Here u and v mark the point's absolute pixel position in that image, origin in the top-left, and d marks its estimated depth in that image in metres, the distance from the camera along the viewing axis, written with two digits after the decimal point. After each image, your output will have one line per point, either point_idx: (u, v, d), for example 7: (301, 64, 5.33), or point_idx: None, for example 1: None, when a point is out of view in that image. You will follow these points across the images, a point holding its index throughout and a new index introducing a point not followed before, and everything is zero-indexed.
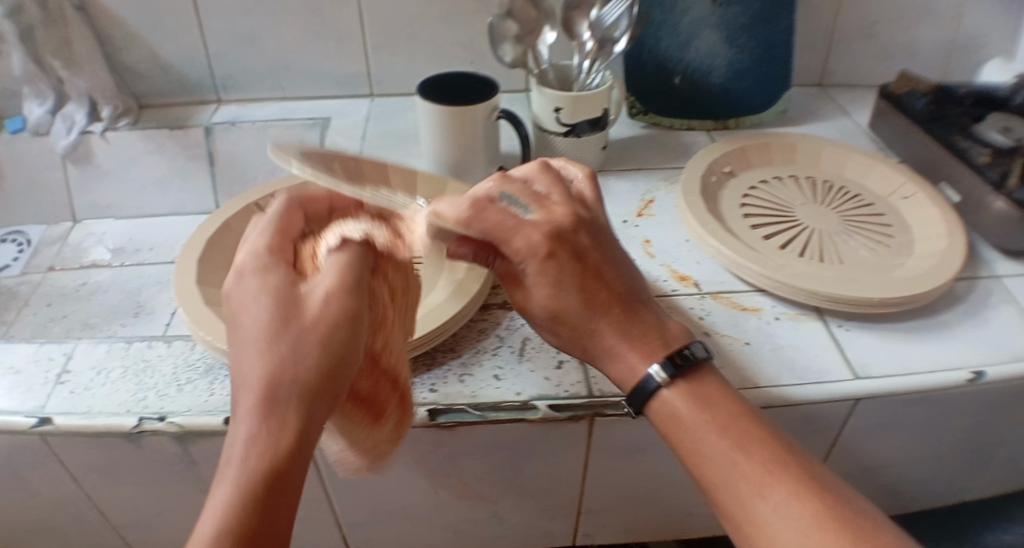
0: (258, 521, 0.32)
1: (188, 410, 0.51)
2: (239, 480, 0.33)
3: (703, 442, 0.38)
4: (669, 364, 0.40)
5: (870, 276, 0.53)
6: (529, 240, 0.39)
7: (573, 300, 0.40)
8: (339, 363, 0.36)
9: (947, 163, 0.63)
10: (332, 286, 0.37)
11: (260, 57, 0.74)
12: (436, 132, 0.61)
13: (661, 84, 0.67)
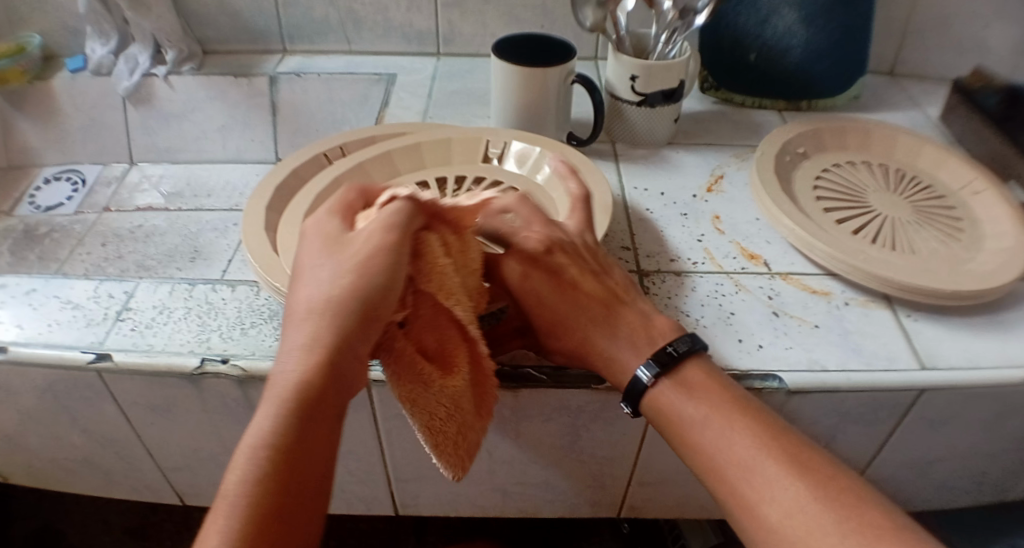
0: (291, 439, 0.34)
1: (251, 354, 0.52)
2: (280, 401, 0.35)
3: (690, 431, 0.39)
4: (654, 362, 0.41)
5: (943, 270, 0.53)
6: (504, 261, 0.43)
7: (558, 315, 0.43)
8: (365, 301, 0.36)
9: (1018, 160, 0.62)
10: (375, 229, 0.38)
11: (329, 6, 0.73)
12: (511, 92, 0.61)
13: (737, 60, 0.65)
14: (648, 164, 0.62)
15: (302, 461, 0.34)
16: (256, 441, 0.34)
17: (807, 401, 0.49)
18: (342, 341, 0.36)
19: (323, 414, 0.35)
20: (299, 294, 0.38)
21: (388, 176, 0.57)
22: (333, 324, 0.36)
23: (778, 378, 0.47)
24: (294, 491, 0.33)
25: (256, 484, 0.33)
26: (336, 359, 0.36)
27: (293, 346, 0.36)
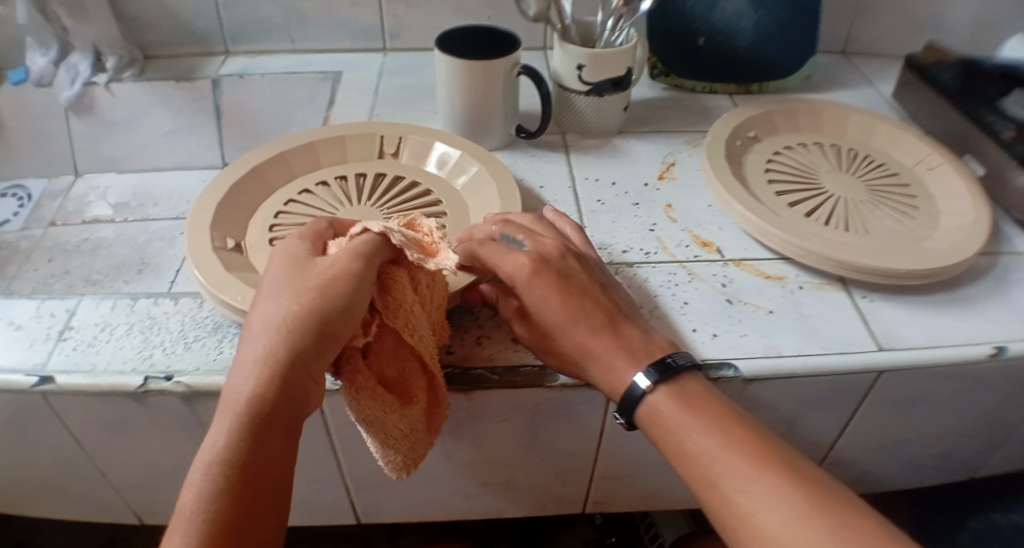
0: (248, 447, 0.36)
1: (195, 370, 0.50)
2: (238, 408, 0.36)
3: (688, 441, 0.39)
4: (653, 370, 0.41)
5: (898, 248, 0.52)
6: (515, 259, 0.43)
7: (562, 318, 0.42)
8: (327, 321, 0.38)
9: (973, 135, 0.62)
10: (340, 257, 0.40)
11: (271, 5, 0.71)
12: (455, 86, 0.59)
13: (686, 45, 0.64)
14: (600, 154, 0.61)
15: (254, 478, 0.36)
16: (213, 454, 0.36)
17: (765, 388, 0.48)
18: (295, 360, 0.37)
19: (276, 432, 0.37)
20: (258, 313, 0.39)
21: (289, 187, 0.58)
22: (289, 343, 0.37)
23: (734, 366, 0.46)
24: (248, 506, 0.35)
25: (213, 495, 0.35)
26: (290, 377, 0.37)
27: (248, 361, 0.38)
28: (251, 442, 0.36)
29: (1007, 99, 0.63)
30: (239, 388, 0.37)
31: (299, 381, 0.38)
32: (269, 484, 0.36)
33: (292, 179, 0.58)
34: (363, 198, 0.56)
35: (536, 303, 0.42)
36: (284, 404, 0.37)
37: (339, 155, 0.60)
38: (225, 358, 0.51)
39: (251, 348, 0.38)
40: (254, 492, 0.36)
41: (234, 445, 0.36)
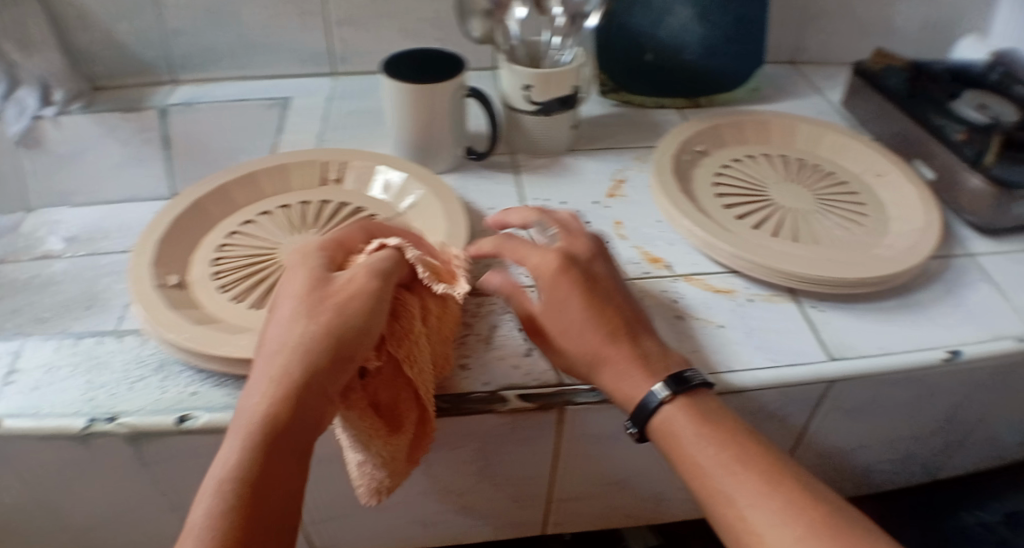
0: (258, 470, 0.33)
1: (139, 410, 0.49)
2: (247, 428, 0.34)
3: (701, 457, 0.38)
4: (669, 382, 0.41)
5: (843, 256, 0.52)
6: (541, 257, 0.44)
7: (580, 315, 0.42)
8: (347, 339, 0.37)
9: (921, 140, 0.62)
10: (362, 275, 0.40)
11: (217, 33, 0.70)
12: (401, 111, 0.58)
13: (635, 61, 0.64)
14: (550, 173, 0.61)
15: (265, 500, 0.32)
16: (220, 473, 0.32)
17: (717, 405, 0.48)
18: (314, 377, 0.35)
19: (290, 452, 0.34)
20: (271, 330, 0.37)
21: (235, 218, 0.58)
22: (307, 360, 0.35)
23: None
24: (258, 531, 0.32)
25: (220, 517, 0.31)
26: (307, 394, 0.35)
27: (261, 378, 0.35)
28: (262, 461, 0.33)
29: (956, 102, 0.65)
30: (250, 405, 0.34)
31: (318, 400, 0.35)
32: (281, 508, 0.33)
33: (233, 210, 0.59)
34: (310, 226, 0.56)
35: (558, 300, 0.43)
36: (298, 422, 0.34)
37: (283, 184, 0.60)
38: (168, 397, 0.50)
39: (263, 365, 0.36)
40: (265, 515, 0.32)
41: (246, 463, 0.33)
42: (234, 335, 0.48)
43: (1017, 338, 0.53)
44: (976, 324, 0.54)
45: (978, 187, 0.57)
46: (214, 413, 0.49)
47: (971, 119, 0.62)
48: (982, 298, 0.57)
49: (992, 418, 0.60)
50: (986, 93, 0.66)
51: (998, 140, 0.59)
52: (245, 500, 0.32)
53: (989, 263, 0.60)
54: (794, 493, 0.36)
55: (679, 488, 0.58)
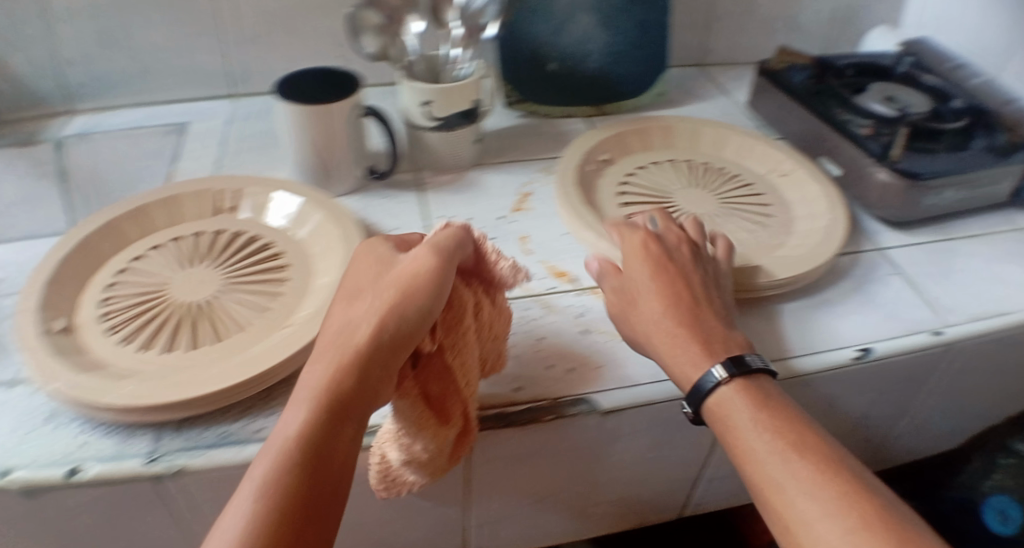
0: (321, 435, 0.35)
1: (33, 463, 0.45)
2: (314, 396, 0.36)
3: (754, 439, 0.39)
4: (726, 364, 0.42)
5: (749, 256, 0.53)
6: (639, 239, 0.49)
7: (657, 287, 0.46)
8: (405, 318, 0.40)
9: (827, 136, 0.62)
10: (422, 254, 0.42)
11: (113, 59, 0.69)
12: (297, 133, 0.56)
13: (536, 69, 0.63)
14: (454, 191, 0.60)
15: (325, 462, 0.34)
16: (288, 433, 0.35)
17: (624, 419, 0.49)
18: (375, 349, 0.38)
19: (352, 419, 0.36)
20: (337, 314, 0.41)
21: (126, 253, 0.56)
22: (371, 335, 0.38)
23: (590, 401, 0.48)
24: (317, 488, 0.33)
25: (284, 472, 0.33)
26: (367, 365, 0.38)
27: (328, 352, 0.38)
28: (327, 426, 0.35)
29: (861, 97, 0.64)
30: (314, 375, 0.37)
31: (375, 371, 0.38)
32: (338, 472, 0.35)
33: (125, 247, 0.56)
34: (203, 259, 0.55)
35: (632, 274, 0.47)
36: (359, 392, 0.37)
37: (175, 216, 0.59)
38: (62, 446, 0.46)
39: (329, 340, 0.39)
40: (325, 475, 0.34)
41: (312, 425, 0.35)
42: (123, 381, 0.45)
43: (930, 332, 0.53)
44: (890, 321, 0.54)
45: (885, 180, 0.57)
46: (105, 464, 0.45)
47: (877, 111, 0.62)
48: (895, 292, 0.57)
49: (910, 409, 0.60)
50: (893, 85, 0.67)
51: (902, 130, 0.58)
52: (308, 459, 0.34)
53: (899, 256, 0.60)
54: (832, 478, 0.36)
55: (601, 503, 0.57)
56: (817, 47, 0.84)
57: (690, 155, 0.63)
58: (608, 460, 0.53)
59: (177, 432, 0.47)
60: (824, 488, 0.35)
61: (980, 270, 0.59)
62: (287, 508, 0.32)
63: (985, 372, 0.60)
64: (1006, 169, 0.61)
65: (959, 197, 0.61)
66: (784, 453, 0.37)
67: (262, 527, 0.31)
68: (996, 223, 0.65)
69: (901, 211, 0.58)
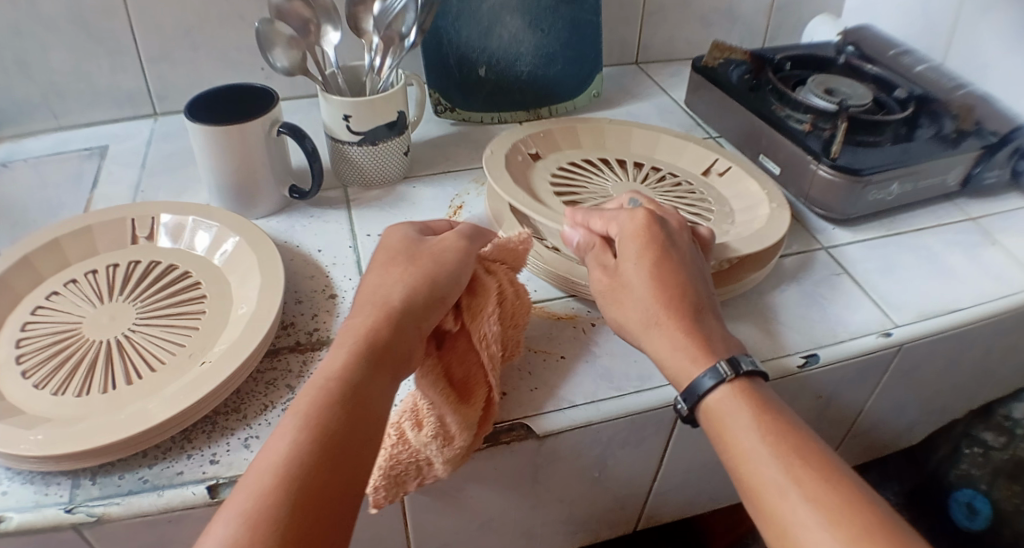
0: (359, 371, 0.38)
1: None
2: (350, 342, 0.40)
3: (754, 442, 0.37)
4: (718, 369, 0.40)
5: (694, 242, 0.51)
6: (647, 223, 0.47)
7: (662, 277, 0.44)
8: (434, 284, 0.44)
9: (764, 134, 0.61)
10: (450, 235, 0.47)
11: (26, 83, 0.67)
12: (213, 157, 0.55)
13: (467, 75, 0.67)
14: (385, 205, 0.61)
15: (362, 400, 0.37)
16: (328, 374, 0.38)
17: (563, 441, 0.48)
18: (405, 313, 0.42)
19: (387, 368, 0.39)
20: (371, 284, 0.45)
21: (37, 289, 0.54)
22: (404, 297, 0.42)
23: (525, 426, 0.46)
24: (353, 413, 0.36)
25: (323, 402, 0.36)
26: (399, 325, 0.41)
27: (365, 309, 0.42)
28: (365, 364, 0.38)
29: (800, 92, 0.62)
30: (351, 332, 0.41)
31: (410, 330, 0.41)
32: (373, 411, 0.37)
33: (39, 285, 0.54)
34: (118, 293, 0.53)
35: (628, 261, 0.45)
36: (394, 347, 0.40)
37: (90, 249, 0.57)
38: None
39: (364, 305, 0.43)
40: (361, 408, 0.36)
41: (348, 369, 0.38)
42: (34, 428, 0.43)
43: (879, 334, 0.52)
44: (837, 323, 0.53)
45: (826, 178, 0.56)
46: (24, 513, 0.42)
47: (817, 105, 0.60)
48: (842, 294, 0.55)
49: (868, 408, 0.59)
50: (833, 76, 0.65)
51: (842, 124, 0.56)
52: (344, 393, 0.37)
53: (844, 254, 0.59)
54: (813, 486, 0.35)
55: (549, 523, 0.56)
56: (746, 40, 0.85)
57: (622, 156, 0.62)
58: (551, 482, 0.51)
59: (93, 479, 0.44)
60: (812, 495, 0.34)
61: (929, 264, 0.58)
62: (327, 435, 0.34)
63: (940, 369, 0.59)
64: (955, 159, 0.59)
65: (905, 190, 0.59)
66: (776, 458, 0.36)
67: (303, 447, 0.34)
68: (947, 215, 0.63)
69: (844, 207, 0.57)
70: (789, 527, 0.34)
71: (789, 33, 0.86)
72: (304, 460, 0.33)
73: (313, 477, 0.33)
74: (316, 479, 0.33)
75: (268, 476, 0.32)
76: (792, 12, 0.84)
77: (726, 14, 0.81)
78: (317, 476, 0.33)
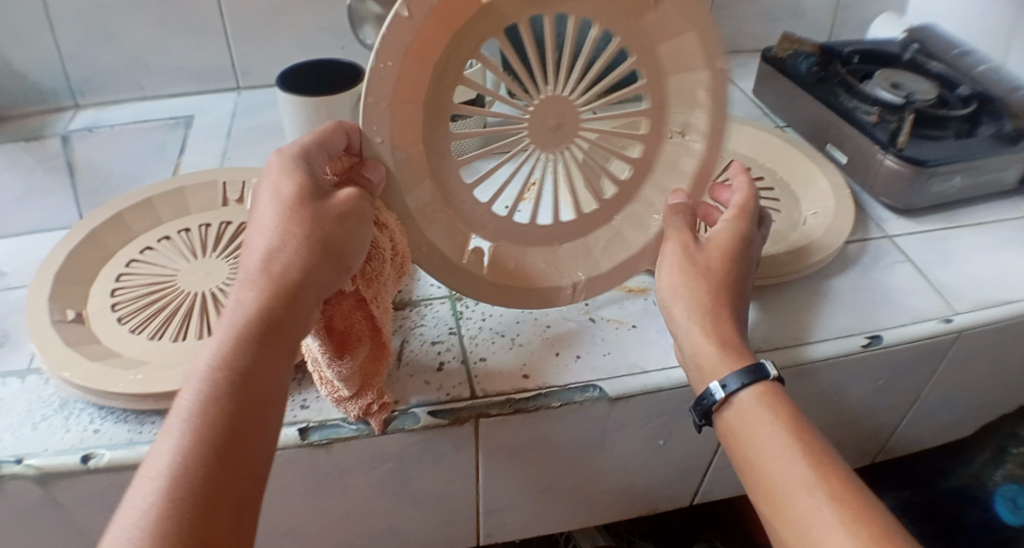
0: (251, 360, 0.35)
1: (45, 451, 0.44)
2: (236, 325, 0.35)
3: (771, 458, 0.39)
4: (745, 371, 0.42)
5: (582, 230, 0.49)
6: (747, 222, 0.48)
7: (735, 270, 0.46)
8: (333, 255, 0.39)
9: (832, 126, 0.64)
10: (350, 193, 0.39)
11: (115, 55, 0.70)
12: (302, 124, 0.57)
13: None
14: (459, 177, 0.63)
15: (254, 391, 0.34)
16: (217, 361, 0.34)
17: (633, 407, 0.49)
18: (305, 285, 0.37)
19: (281, 347, 0.36)
20: (257, 237, 0.38)
21: (127, 243, 0.57)
22: (299, 272, 0.37)
23: (598, 387, 0.48)
24: (245, 407, 0.34)
25: (210, 399, 0.33)
26: (299, 300, 0.37)
27: (252, 281, 0.37)
28: (254, 352, 0.35)
29: (867, 85, 0.66)
30: (241, 307, 0.36)
31: (304, 308, 0.37)
32: (267, 401, 0.35)
33: (131, 241, 0.57)
34: (210, 249, 0.56)
35: (713, 259, 0.46)
36: (291, 325, 0.37)
37: (179, 208, 0.60)
38: (72, 437, 0.45)
39: (253, 267, 0.37)
40: (252, 400, 0.34)
41: (239, 356, 0.35)
42: (133, 369, 0.45)
43: (940, 320, 0.53)
44: (898, 308, 0.54)
45: (892, 167, 0.58)
46: (116, 451, 0.44)
47: (883, 98, 0.64)
48: (904, 280, 0.57)
49: (927, 395, 0.60)
50: (898, 72, 0.69)
51: (909, 117, 0.59)
52: (233, 386, 0.34)
53: (906, 244, 0.60)
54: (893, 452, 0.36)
55: (611, 492, 0.58)
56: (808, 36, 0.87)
57: (564, 94, 0.42)
58: (617, 447, 0.53)
59: None
60: (833, 495, 0.37)
61: (992, 255, 0.59)
62: (219, 437, 0.32)
63: (995, 361, 0.59)
64: (1014, 156, 0.60)
65: (966, 185, 0.61)
66: (800, 456, 0.39)
67: (192, 453, 0.31)
68: (1005, 211, 0.64)
69: (906, 197, 0.59)
70: (805, 512, 0.37)
71: (849, 32, 0.88)
72: (193, 471, 0.31)
73: (205, 490, 0.31)
74: (209, 494, 0.31)
75: (155, 491, 0.30)
76: (854, 10, 0.86)
77: (790, 11, 0.84)
78: (211, 492, 0.31)
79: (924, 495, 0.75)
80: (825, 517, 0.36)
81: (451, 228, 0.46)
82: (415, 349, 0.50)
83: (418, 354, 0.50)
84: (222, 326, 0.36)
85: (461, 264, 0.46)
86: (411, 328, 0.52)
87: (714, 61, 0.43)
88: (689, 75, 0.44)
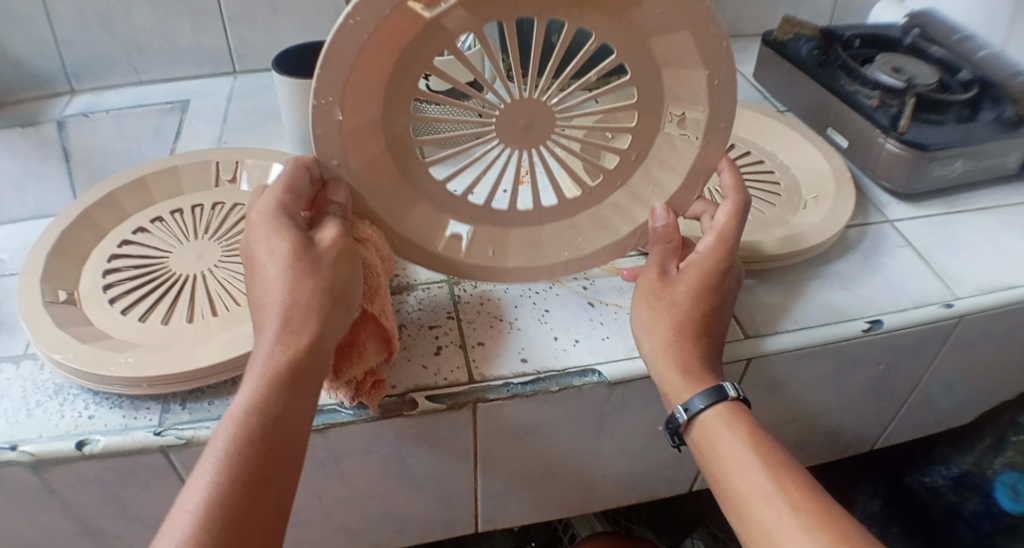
0: (280, 403, 0.34)
1: (40, 436, 0.44)
2: (262, 373, 0.35)
3: (736, 475, 0.39)
4: (708, 392, 0.42)
5: (570, 214, 0.46)
6: (726, 254, 0.45)
7: (706, 302, 0.44)
8: (341, 289, 0.39)
9: (834, 109, 0.64)
10: (337, 229, 0.40)
11: (110, 38, 0.70)
12: (297, 107, 0.56)
13: (542, 43, 0.66)
14: (456, 161, 0.63)
15: (284, 433, 0.34)
16: (246, 406, 0.34)
17: (631, 390, 0.49)
18: (323, 322, 0.37)
19: (308, 386, 0.36)
20: (260, 286, 0.38)
21: (120, 223, 0.56)
22: (314, 311, 0.37)
23: (597, 371, 0.48)
24: (278, 450, 0.34)
25: (247, 447, 0.32)
26: (317, 335, 0.37)
27: (268, 328, 0.36)
28: (283, 394, 0.35)
29: (869, 69, 0.66)
30: (264, 351, 0.36)
31: (326, 345, 0.37)
32: (295, 438, 0.35)
33: (125, 221, 0.57)
34: (203, 232, 0.56)
35: (685, 296, 0.44)
36: (314, 359, 0.36)
37: (175, 191, 0.59)
38: (69, 421, 0.45)
39: (266, 315, 0.37)
40: (285, 443, 0.34)
41: (267, 398, 0.34)
42: (124, 352, 0.45)
43: (940, 305, 0.53)
44: (899, 293, 0.54)
45: (893, 151, 0.58)
46: (111, 436, 0.44)
47: (885, 82, 0.64)
48: (905, 264, 0.56)
49: (926, 382, 0.60)
50: (899, 56, 0.69)
51: (910, 100, 0.59)
52: (267, 432, 0.33)
53: (907, 229, 0.60)
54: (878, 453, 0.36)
55: (609, 476, 0.58)
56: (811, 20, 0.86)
57: (538, 95, 0.41)
58: (616, 431, 0.53)
59: (184, 404, 0.46)
60: (795, 503, 0.37)
61: (993, 238, 0.59)
62: (254, 480, 0.32)
63: (993, 348, 0.59)
64: (1015, 142, 0.60)
65: (967, 169, 0.60)
66: (763, 469, 0.39)
67: (231, 497, 0.31)
68: (1005, 197, 0.64)
69: (909, 181, 0.59)
70: (767, 522, 0.37)
71: (852, 15, 0.88)
72: (232, 514, 0.31)
73: (244, 531, 0.31)
74: (249, 534, 0.31)
75: (193, 537, 0.30)
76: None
77: None
78: (254, 533, 0.31)
79: (925, 482, 0.76)
80: (785, 525, 0.36)
81: (441, 223, 0.45)
82: (412, 332, 0.50)
83: (417, 338, 0.49)
84: (247, 377, 0.35)
85: (438, 254, 0.46)
86: (406, 311, 0.52)
87: (705, 57, 0.39)
88: (684, 72, 0.40)
